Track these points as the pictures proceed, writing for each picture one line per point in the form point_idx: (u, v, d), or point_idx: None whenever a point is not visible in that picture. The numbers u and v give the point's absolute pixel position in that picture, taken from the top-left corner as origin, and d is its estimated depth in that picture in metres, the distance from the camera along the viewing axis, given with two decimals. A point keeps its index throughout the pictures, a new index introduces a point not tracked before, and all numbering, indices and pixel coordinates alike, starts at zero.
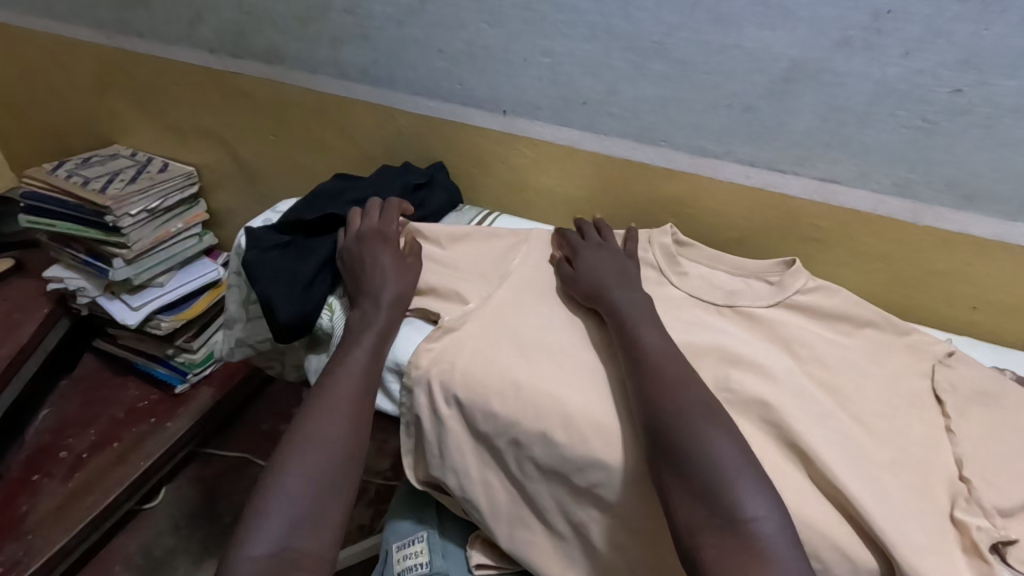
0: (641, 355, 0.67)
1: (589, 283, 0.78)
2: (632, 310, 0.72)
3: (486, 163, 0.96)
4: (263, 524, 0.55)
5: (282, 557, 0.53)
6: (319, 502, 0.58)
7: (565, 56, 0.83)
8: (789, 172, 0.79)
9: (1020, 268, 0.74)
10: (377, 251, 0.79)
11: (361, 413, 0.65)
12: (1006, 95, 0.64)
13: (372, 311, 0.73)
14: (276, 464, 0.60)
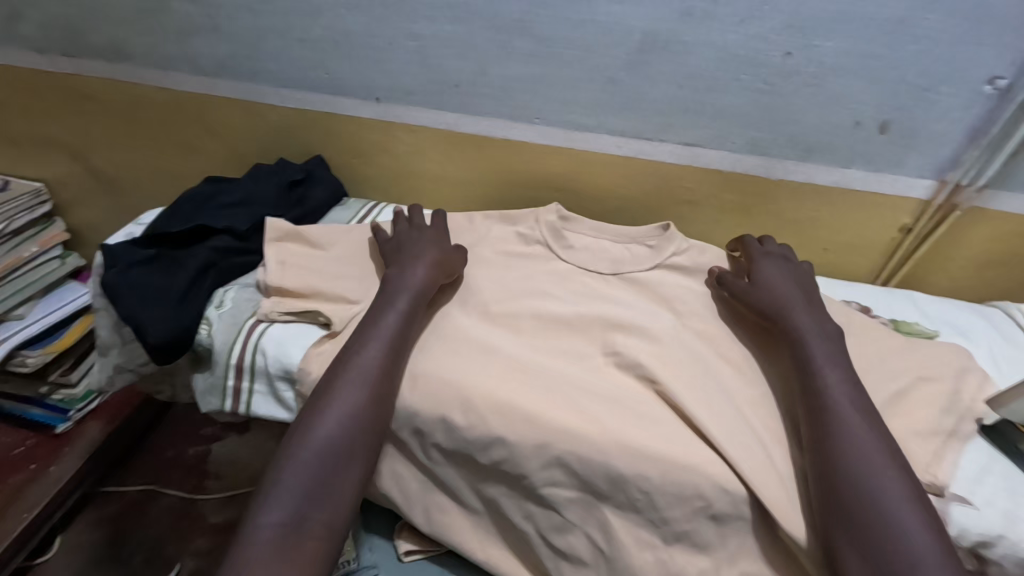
0: (813, 376, 0.61)
1: (766, 303, 0.69)
2: (820, 342, 0.63)
3: (367, 152, 0.95)
4: (276, 496, 0.54)
5: (295, 531, 0.53)
6: (332, 481, 0.56)
7: (429, 38, 0.79)
8: (656, 139, 0.82)
9: (860, 209, 0.82)
10: (411, 247, 0.75)
11: (384, 389, 0.62)
12: (827, 55, 0.69)
13: (408, 295, 0.69)
14: (299, 429, 0.58)
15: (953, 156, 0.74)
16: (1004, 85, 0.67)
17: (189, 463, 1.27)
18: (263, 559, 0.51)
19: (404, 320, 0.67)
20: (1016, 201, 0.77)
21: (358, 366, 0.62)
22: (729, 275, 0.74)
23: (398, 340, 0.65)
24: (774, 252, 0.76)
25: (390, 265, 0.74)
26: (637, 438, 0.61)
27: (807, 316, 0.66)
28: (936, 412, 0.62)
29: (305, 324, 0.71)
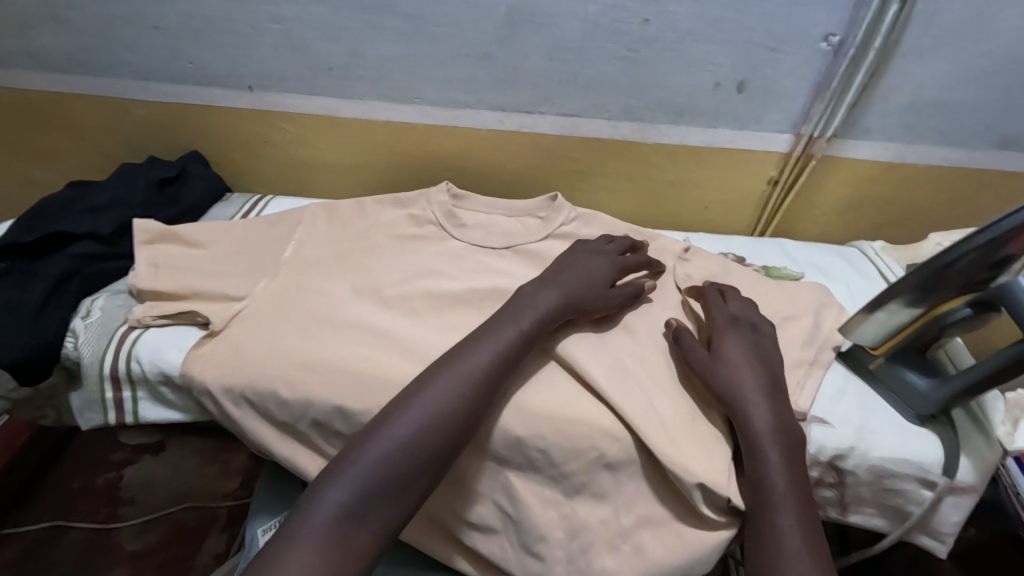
0: (765, 475, 0.54)
1: (719, 383, 0.61)
2: (774, 446, 0.55)
3: (246, 144, 0.91)
4: (343, 477, 0.48)
5: (352, 522, 0.46)
6: (400, 475, 0.49)
7: (294, 21, 0.77)
8: (536, 112, 0.83)
9: (731, 166, 0.87)
10: (585, 270, 0.70)
11: (490, 390, 0.56)
12: (682, 21, 0.73)
13: (533, 314, 0.62)
14: (386, 414, 0.52)
15: (804, 110, 0.80)
16: (837, 41, 0.73)
17: (97, 494, 1.10)
18: (309, 552, 0.44)
19: (524, 335, 0.60)
20: (863, 148, 0.84)
21: (471, 364, 0.56)
22: (687, 342, 0.65)
23: (513, 348, 0.59)
24: (746, 315, 0.67)
25: (548, 277, 0.69)
26: (532, 401, 0.62)
27: (763, 408, 0.58)
28: (800, 347, 0.67)
29: (186, 327, 0.69)
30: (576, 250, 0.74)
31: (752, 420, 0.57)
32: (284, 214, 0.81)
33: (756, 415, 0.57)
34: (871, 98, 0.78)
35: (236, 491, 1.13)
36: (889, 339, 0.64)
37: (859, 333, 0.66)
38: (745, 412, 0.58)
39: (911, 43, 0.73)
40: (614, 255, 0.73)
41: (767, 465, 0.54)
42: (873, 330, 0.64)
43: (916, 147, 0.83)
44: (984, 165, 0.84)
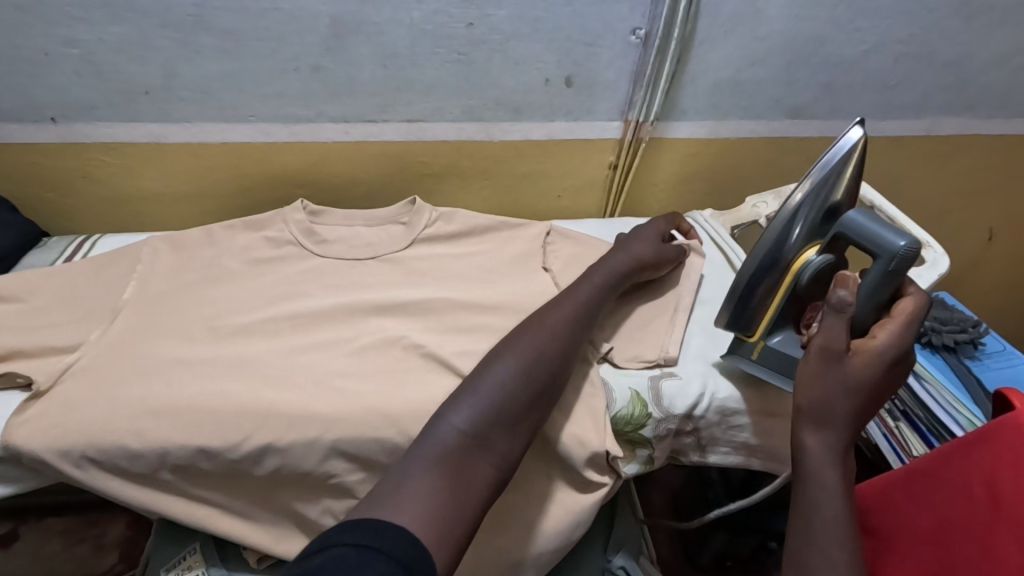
0: (821, 496, 0.51)
1: (816, 394, 0.55)
2: (830, 472, 0.52)
3: (61, 183, 0.82)
4: (466, 403, 0.51)
5: (473, 446, 0.49)
6: (504, 415, 0.52)
7: (94, 44, 0.71)
8: (379, 120, 0.83)
9: (574, 155, 0.93)
10: (637, 235, 0.77)
11: (576, 336, 0.61)
12: (503, 22, 0.77)
13: (607, 271, 0.69)
14: (492, 358, 0.57)
15: (627, 99, 0.87)
16: (643, 34, 0.81)
17: None
18: (426, 472, 0.46)
19: (601, 290, 0.67)
20: (684, 128, 0.93)
21: (558, 317, 0.62)
22: (837, 350, 0.55)
23: (591, 306, 0.65)
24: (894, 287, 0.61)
25: (611, 246, 0.76)
26: (406, 405, 0.62)
27: (832, 432, 0.54)
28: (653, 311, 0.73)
29: (5, 391, 0.62)
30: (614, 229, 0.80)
31: (810, 438, 0.54)
32: (121, 252, 0.76)
33: (826, 437, 0.54)
34: (681, 84, 0.88)
35: (118, 564, 0.97)
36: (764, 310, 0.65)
37: (739, 314, 0.66)
38: (807, 437, 0.54)
39: (705, 31, 0.82)
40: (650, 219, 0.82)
41: (815, 492, 0.51)
42: (753, 306, 0.65)
43: (726, 122, 0.94)
44: (782, 133, 0.97)
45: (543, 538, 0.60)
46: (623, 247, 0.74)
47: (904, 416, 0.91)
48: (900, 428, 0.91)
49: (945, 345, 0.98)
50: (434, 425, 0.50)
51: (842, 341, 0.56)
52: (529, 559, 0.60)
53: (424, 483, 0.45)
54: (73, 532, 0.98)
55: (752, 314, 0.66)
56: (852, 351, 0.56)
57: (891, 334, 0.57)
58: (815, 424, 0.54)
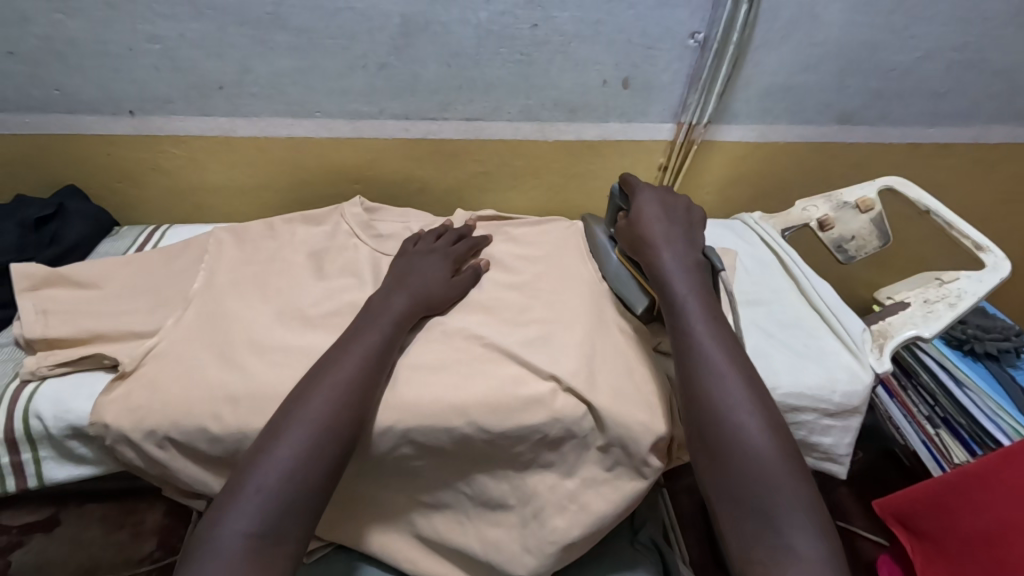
0: (711, 370, 0.58)
1: (641, 236, 0.72)
2: (681, 279, 0.66)
3: (131, 173, 0.85)
4: (244, 504, 0.50)
5: (266, 543, 0.49)
6: (306, 484, 0.52)
7: (176, 40, 0.73)
8: (439, 118, 0.85)
9: (625, 155, 0.94)
10: (420, 271, 0.73)
11: (371, 381, 0.59)
12: (565, 24, 0.78)
13: (387, 317, 0.66)
14: (271, 431, 0.54)
15: (681, 101, 0.89)
16: (702, 38, 0.82)
17: None
18: (224, 567, 0.47)
19: (387, 338, 0.64)
20: (733, 132, 0.95)
21: (340, 372, 0.59)
22: (650, 245, 0.70)
23: (381, 353, 0.62)
24: (636, 205, 0.75)
25: (394, 283, 0.71)
26: (475, 399, 0.62)
27: (701, 318, 0.62)
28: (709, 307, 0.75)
29: (90, 372, 0.64)
30: (412, 254, 0.76)
31: (688, 326, 0.62)
32: (188, 242, 0.77)
33: (666, 253, 0.68)
34: (735, 87, 0.89)
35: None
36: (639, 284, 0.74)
37: (631, 295, 0.74)
38: (685, 327, 0.62)
39: (762, 36, 0.83)
40: (444, 248, 0.77)
41: (671, 284, 0.66)
42: (631, 287, 0.74)
43: (776, 126, 0.95)
44: (830, 138, 0.98)
45: (600, 518, 0.63)
46: (393, 292, 0.69)
47: (945, 423, 0.88)
48: (940, 435, 0.88)
49: (988, 353, 0.95)
50: (213, 532, 0.49)
51: (631, 225, 0.73)
52: (585, 538, 0.63)
53: (229, 565, 0.47)
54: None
55: (636, 291, 0.73)
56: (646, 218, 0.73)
57: (652, 194, 0.77)
58: (656, 252, 0.69)
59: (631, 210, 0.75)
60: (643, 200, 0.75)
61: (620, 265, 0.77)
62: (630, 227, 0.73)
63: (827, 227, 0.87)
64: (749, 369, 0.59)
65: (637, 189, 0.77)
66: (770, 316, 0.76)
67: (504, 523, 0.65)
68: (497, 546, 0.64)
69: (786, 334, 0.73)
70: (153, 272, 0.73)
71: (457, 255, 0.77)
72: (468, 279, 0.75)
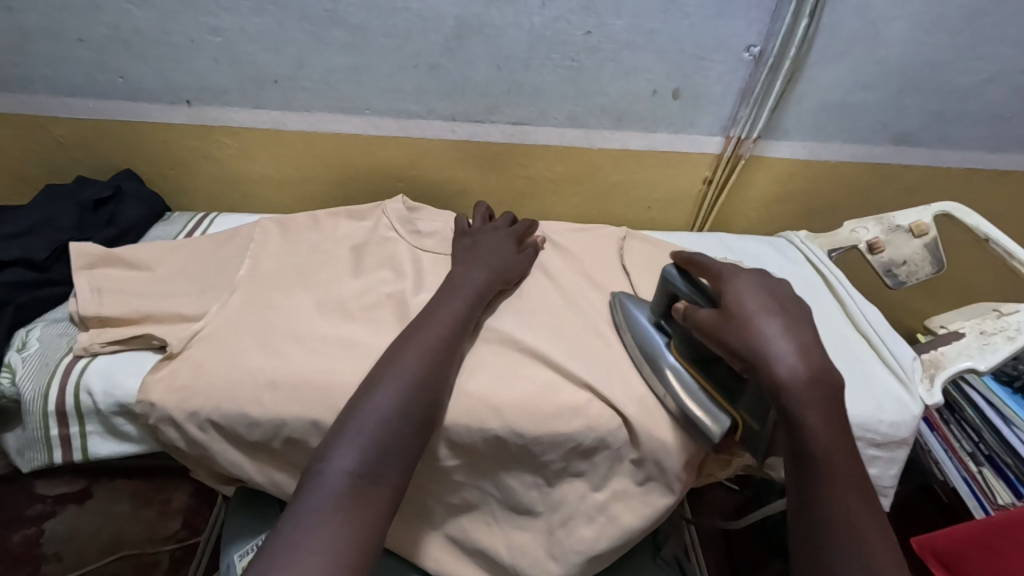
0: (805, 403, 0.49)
1: (741, 341, 0.53)
2: (815, 407, 0.49)
3: (185, 161, 0.88)
4: (348, 442, 0.50)
5: (365, 482, 0.49)
6: (401, 436, 0.52)
7: (237, 33, 0.75)
8: (486, 121, 0.86)
9: (669, 167, 0.93)
10: (490, 245, 0.76)
11: (456, 342, 0.61)
12: (619, 32, 0.78)
13: (469, 285, 0.68)
14: (369, 382, 0.55)
15: (732, 114, 0.87)
16: (757, 51, 0.80)
17: None
18: (328, 502, 0.46)
19: (468, 304, 0.66)
20: (783, 148, 0.93)
21: (431, 332, 0.61)
22: (761, 355, 0.52)
23: (465, 316, 0.64)
24: (727, 293, 0.57)
25: (466, 258, 0.73)
26: (509, 402, 0.62)
27: (835, 483, 0.47)
28: None
29: (137, 351, 0.65)
30: (475, 234, 0.78)
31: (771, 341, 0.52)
32: (236, 230, 0.78)
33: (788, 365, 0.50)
34: (788, 102, 0.87)
35: (180, 532, 0.98)
36: (712, 396, 0.61)
37: (708, 412, 0.60)
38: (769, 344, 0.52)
39: (820, 52, 0.81)
40: (505, 227, 0.80)
41: (799, 415, 0.49)
42: (705, 409, 0.60)
43: (827, 144, 0.93)
44: (883, 159, 0.95)
45: (628, 532, 0.62)
46: (473, 265, 0.71)
47: (989, 462, 0.83)
48: (983, 474, 0.83)
49: None
50: (322, 466, 0.49)
51: (715, 335, 0.55)
52: (611, 551, 0.62)
53: (332, 502, 0.47)
54: (142, 496, 0.95)
55: (713, 413, 0.60)
56: (746, 311, 0.54)
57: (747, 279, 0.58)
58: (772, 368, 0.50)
59: (725, 299, 0.56)
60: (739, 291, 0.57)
61: (686, 374, 0.63)
62: (719, 324, 0.55)
63: (875, 251, 0.85)
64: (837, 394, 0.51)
65: (724, 276, 0.59)
66: None
67: (530, 527, 0.65)
68: (522, 550, 0.64)
69: (831, 359, 0.71)
70: (201, 257, 0.75)
71: (520, 234, 0.80)
72: (532, 254, 0.78)
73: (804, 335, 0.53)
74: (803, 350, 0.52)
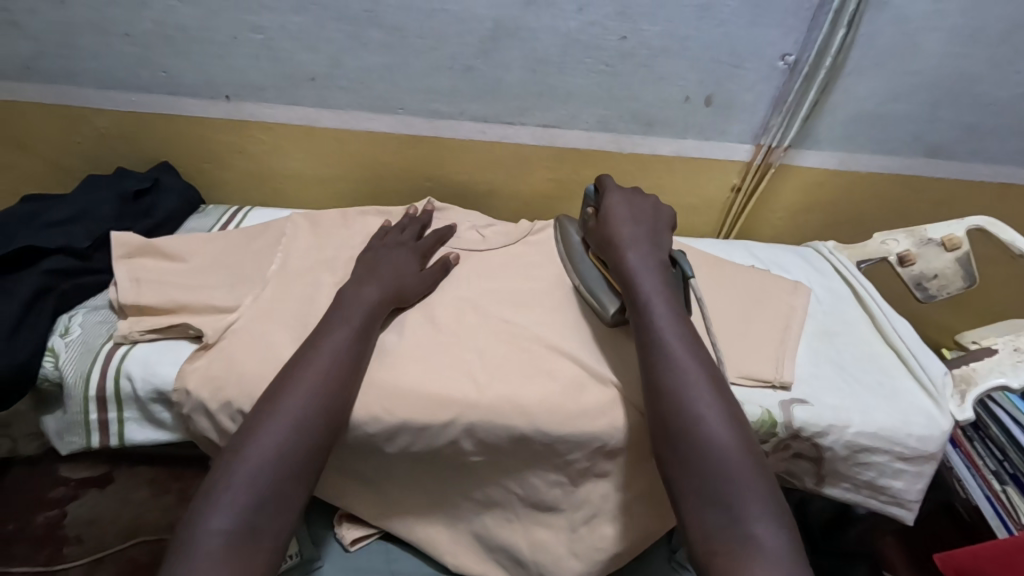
0: (680, 379, 0.54)
1: (601, 235, 0.67)
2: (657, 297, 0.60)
3: (220, 155, 0.89)
4: (223, 498, 0.48)
5: (244, 537, 0.47)
6: (285, 479, 0.51)
7: (277, 31, 0.76)
8: (517, 123, 0.86)
9: (697, 174, 0.93)
10: (393, 263, 0.72)
11: (350, 371, 0.59)
12: (653, 38, 0.78)
13: (359, 308, 0.65)
14: (245, 430, 0.53)
15: (763, 122, 0.87)
16: (792, 60, 0.80)
17: (36, 535, 0.89)
18: (202, 571, 0.44)
19: (356, 330, 0.63)
20: (813, 157, 0.92)
21: (317, 362, 0.58)
22: (613, 245, 0.65)
23: (351, 347, 0.61)
24: (604, 204, 0.69)
25: (359, 277, 0.70)
26: (537, 401, 0.62)
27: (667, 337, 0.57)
28: (780, 328, 0.73)
29: (175, 340, 0.66)
30: (379, 250, 0.75)
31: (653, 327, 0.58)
32: (267, 224, 0.79)
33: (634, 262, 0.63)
34: (820, 112, 0.86)
35: None
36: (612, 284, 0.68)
37: (606, 295, 0.68)
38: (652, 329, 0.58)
39: (855, 62, 0.81)
40: (412, 243, 0.77)
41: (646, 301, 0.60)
42: (604, 292, 0.68)
43: (858, 155, 0.92)
44: (914, 171, 0.94)
45: None
46: (364, 288, 0.67)
47: (1014, 480, 0.81)
48: (1007, 492, 0.81)
49: None
50: (191, 532, 0.46)
51: (596, 227, 0.68)
52: (633, 550, 0.62)
53: (203, 565, 0.44)
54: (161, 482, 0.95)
55: (609, 295, 0.67)
56: (606, 214, 0.68)
57: (618, 192, 0.70)
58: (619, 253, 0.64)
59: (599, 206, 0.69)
60: (612, 205, 0.68)
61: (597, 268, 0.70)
62: (595, 224, 0.68)
63: (906, 263, 0.84)
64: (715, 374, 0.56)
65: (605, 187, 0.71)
66: (843, 350, 0.73)
67: (553, 525, 0.65)
68: (545, 548, 0.64)
69: (858, 372, 0.70)
70: (235, 250, 0.76)
71: (422, 251, 0.76)
72: (441, 275, 0.75)
73: (653, 243, 0.66)
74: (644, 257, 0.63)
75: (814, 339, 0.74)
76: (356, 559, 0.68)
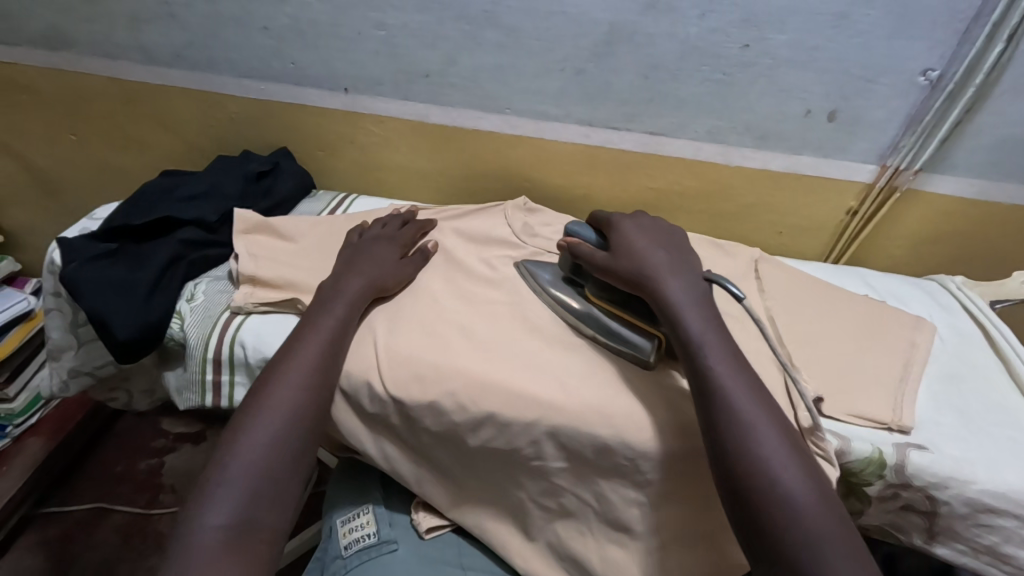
0: (740, 417, 0.51)
1: (635, 269, 0.63)
2: (715, 344, 0.55)
3: (335, 145, 0.94)
4: (218, 496, 0.49)
5: (240, 534, 0.48)
6: (279, 472, 0.52)
7: (400, 28, 0.79)
8: (622, 129, 0.85)
9: (808, 194, 0.88)
10: (372, 252, 0.73)
11: (336, 360, 0.61)
12: (779, 48, 0.74)
13: (342, 297, 0.66)
14: (237, 424, 0.54)
15: (892, 142, 0.80)
16: (935, 76, 0.73)
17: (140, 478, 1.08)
18: (202, 560, 0.45)
19: (341, 323, 0.64)
20: (947, 184, 0.84)
21: (300, 357, 0.59)
22: (654, 278, 0.61)
23: (336, 337, 0.63)
24: (619, 237, 0.66)
25: (344, 265, 0.71)
26: (624, 413, 0.60)
27: (739, 390, 0.52)
28: (898, 365, 0.67)
29: (282, 314, 0.70)
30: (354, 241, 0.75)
31: (706, 362, 0.54)
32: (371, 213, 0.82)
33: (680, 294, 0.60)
34: (961, 135, 0.79)
35: None
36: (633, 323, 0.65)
37: (631, 341, 0.64)
38: (703, 361, 0.54)
39: (1011, 81, 0.73)
40: (392, 234, 0.78)
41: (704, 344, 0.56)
42: (625, 333, 0.65)
43: (1001, 184, 0.83)
44: None
45: None
46: (348, 282, 0.68)
47: None
48: None
49: None
50: (189, 528, 0.47)
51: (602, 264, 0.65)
52: None
53: (202, 557, 0.45)
54: None
55: (634, 336, 0.64)
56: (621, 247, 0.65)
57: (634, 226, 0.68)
58: (659, 283, 0.61)
59: (617, 239, 0.66)
60: (625, 237, 0.66)
61: (607, 313, 0.67)
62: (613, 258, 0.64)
63: None
64: (769, 402, 0.53)
65: (616, 223, 0.69)
66: (971, 398, 0.66)
67: (626, 544, 0.62)
68: (617, 565, 0.62)
69: (987, 424, 0.63)
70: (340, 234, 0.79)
71: (407, 240, 0.77)
72: (419, 262, 0.76)
73: (684, 272, 0.63)
74: (704, 311, 0.59)
75: (936, 381, 0.67)
76: (428, 547, 0.69)
